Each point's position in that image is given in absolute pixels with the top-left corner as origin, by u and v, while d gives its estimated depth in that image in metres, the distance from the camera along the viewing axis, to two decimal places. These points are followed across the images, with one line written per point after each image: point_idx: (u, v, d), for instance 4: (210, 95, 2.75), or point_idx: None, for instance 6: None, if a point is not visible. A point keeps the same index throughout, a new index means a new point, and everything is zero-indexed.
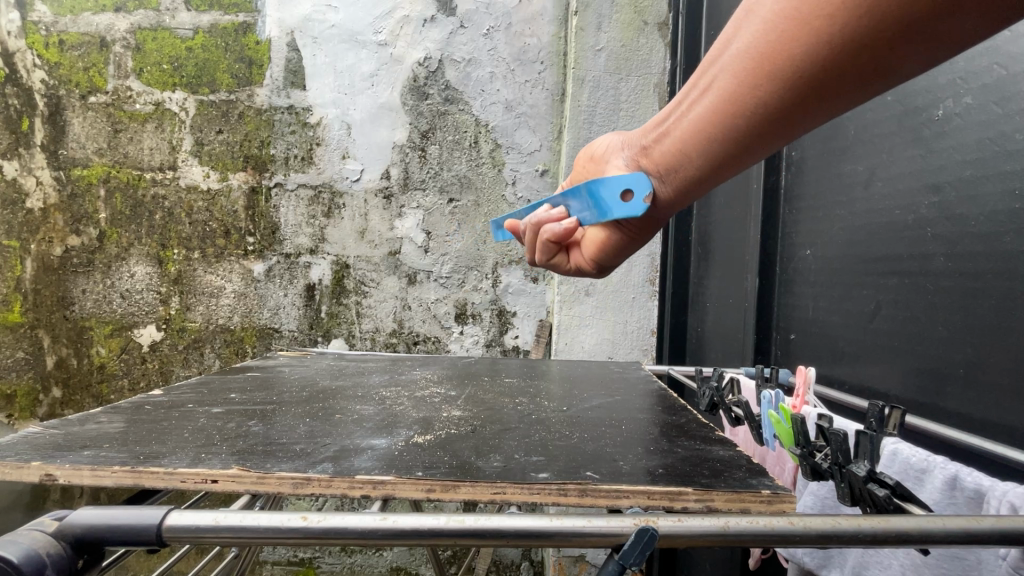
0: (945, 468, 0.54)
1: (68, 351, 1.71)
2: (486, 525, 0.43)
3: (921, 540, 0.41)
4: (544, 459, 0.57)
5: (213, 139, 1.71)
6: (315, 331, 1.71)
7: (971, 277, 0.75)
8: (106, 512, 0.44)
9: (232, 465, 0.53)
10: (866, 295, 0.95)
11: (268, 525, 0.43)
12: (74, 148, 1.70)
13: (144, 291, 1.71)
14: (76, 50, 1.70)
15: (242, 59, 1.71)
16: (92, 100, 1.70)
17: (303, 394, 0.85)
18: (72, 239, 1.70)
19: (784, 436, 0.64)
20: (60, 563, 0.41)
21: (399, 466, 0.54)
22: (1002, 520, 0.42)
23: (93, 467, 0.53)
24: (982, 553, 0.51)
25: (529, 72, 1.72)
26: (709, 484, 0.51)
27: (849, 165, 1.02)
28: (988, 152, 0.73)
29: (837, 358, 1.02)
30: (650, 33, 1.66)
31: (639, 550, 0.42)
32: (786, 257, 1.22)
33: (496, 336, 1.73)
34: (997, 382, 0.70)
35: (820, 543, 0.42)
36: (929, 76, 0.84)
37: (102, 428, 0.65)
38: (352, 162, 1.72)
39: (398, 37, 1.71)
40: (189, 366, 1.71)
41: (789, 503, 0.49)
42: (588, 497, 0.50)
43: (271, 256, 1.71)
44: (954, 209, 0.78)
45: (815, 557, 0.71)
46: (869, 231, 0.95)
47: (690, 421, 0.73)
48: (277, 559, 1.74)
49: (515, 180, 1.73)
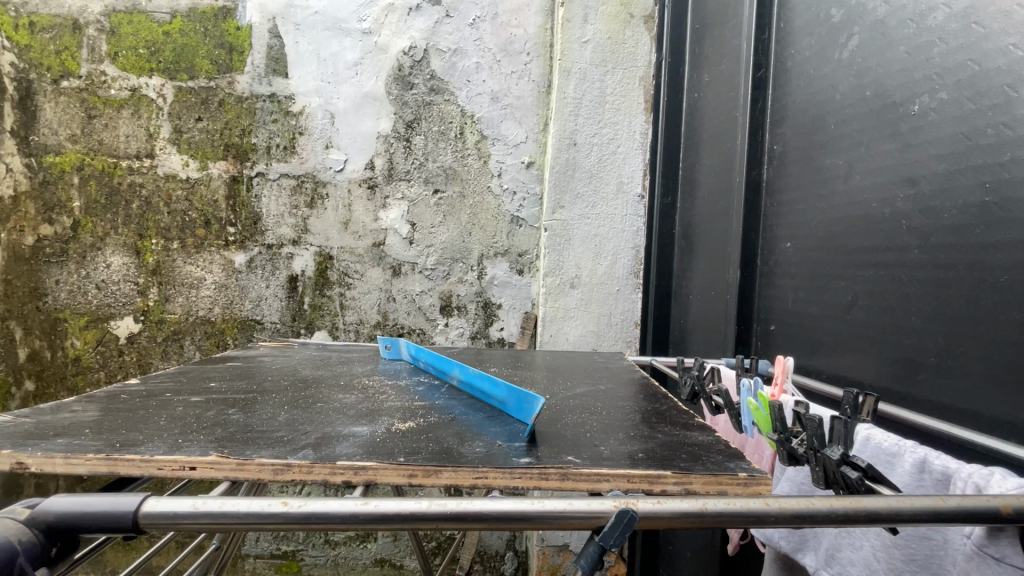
0: (915, 452, 0.56)
1: (41, 343, 1.67)
2: (468, 509, 0.43)
3: (890, 519, 0.42)
4: (527, 445, 0.58)
5: (192, 127, 1.68)
6: (298, 323, 1.69)
7: (942, 269, 0.77)
8: (80, 500, 0.43)
9: (210, 452, 0.53)
10: (844, 287, 0.97)
11: (248, 511, 0.43)
12: (46, 134, 1.65)
13: (120, 282, 1.67)
14: (47, 32, 1.65)
15: (222, 45, 1.67)
16: (64, 84, 1.65)
17: (285, 383, 0.85)
18: (45, 228, 1.65)
19: (762, 423, 0.65)
20: (32, 551, 0.41)
21: (381, 452, 0.54)
22: (968, 500, 0.43)
23: (66, 455, 0.52)
24: (948, 532, 0.52)
25: (515, 63, 1.71)
26: (688, 467, 0.52)
27: (828, 159, 1.04)
28: (961, 147, 0.75)
29: (815, 349, 1.04)
30: (636, 26, 1.66)
31: (619, 531, 0.43)
32: (768, 250, 1.24)
33: (481, 328, 1.73)
34: (966, 370, 0.72)
35: (795, 523, 0.44)
36: (906, 72, 0.85)
37: (76, 417, 0.64)
38: (336, 152, 1.70)
39: (383, 26, 1.69)
40: (168, 358, 1.68)
41: (766, 485, 0.50)
42: (569, 481, 0.51)
43: (253, 247, 1.69)
44: (928, 202, 0.80)
45: (790, 541, 0.72)
46: (847, 224, 0.97)
47: (671, 408, 0.74)
48: (259, 553, 1.72)
49: (501, 171, 1.72)
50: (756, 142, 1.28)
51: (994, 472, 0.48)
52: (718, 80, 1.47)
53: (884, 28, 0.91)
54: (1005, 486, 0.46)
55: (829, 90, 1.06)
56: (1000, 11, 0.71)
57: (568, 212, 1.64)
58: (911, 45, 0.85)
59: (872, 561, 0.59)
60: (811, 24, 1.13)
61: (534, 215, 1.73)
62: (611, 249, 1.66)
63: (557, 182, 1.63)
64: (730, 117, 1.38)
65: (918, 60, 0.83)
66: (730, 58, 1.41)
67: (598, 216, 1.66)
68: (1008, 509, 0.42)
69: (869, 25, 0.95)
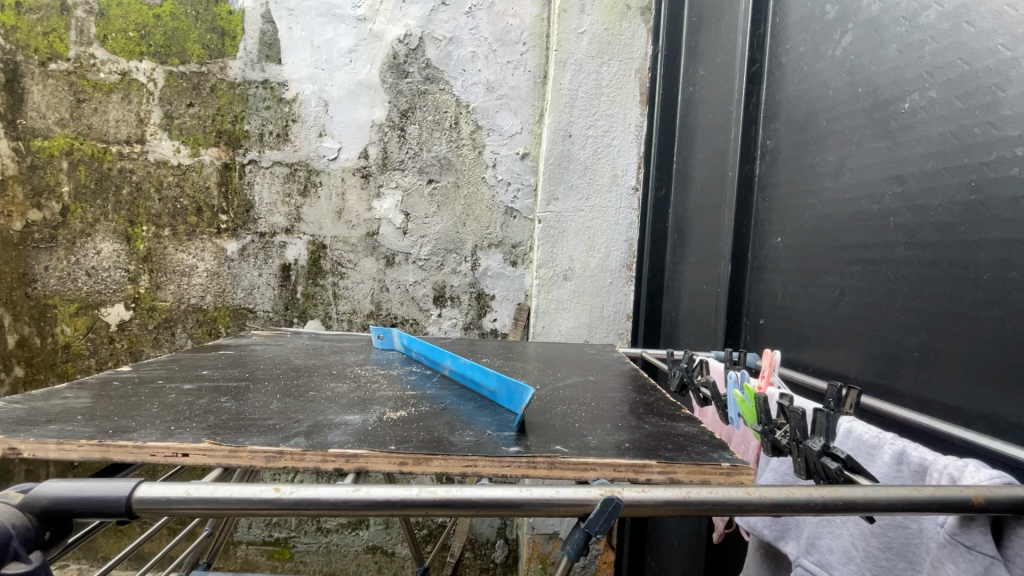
0: (894, 444, 0.57)
1: (31, 330, 1.65)
2: (457, 495, 0.44)
3: (865, 507, 0.44)
4: (516, 434, 0.59)
5: (183, 113, 1.66)
6: (290, 312, 1.69)
7: (928, 266, 0.78)
8: (72, 485, 0.44)
9: (202, 438, 0.54)
10: (832, 282, 0.98)
11: (241, 497, 0.44)
12: (33, 118, 1.63)
13: (111, 269, 1.66)
14: (34, 12, 1.62)
15: (214, 30, 1.65)
16: (52, 67, 1.63)
17: (278, 371, 0.85)
18: (33, 213, 1.64)
19: (748, 415, 0.66)
20: (25, 535, 0.41)
21: (372, 440, 0.55)
22: (941, 490, 0.44)
23: (59, 441, 0.52)
24: (922, 521, 0.54)
25: (511, 53, 1.70)
26: (672, 457, 0.53)
27: (820, 155, 1.05)
28: (949, 145, 0.76)
29: (803, 343, 1.05)
30: (633, 18, 1.65)
31: (604, 518, 0.44)
32: (758, 245, 1.25)
33: (474, 319, 1.73)
34: (946, 365, 0.74)
35: (775, 511, 0.45)
36: (898, 69, 0.86)
37: (68, 403, 0.64)
38: (329, 140, 1.68)
39: (377, 13, 1.67)
40: (160, 345, 1.68)
41: (747, 475, 0.52)
42: (557, 469, 0.52)
43: (245, 235, 1.68)
44: (915, 200, 0.81)
45: (772, 530, 0.73)
46: (837, 220, 0.98)
47: (659, 399, 0.75)
48: (251, 539, 1.74)
49: (495, 162, 1.72)
50: (750, 137, 1.29)
51: (969, 464, 0.50)
52: (714, 74, 1.47)
53: (878, 25, 0.91)
54: (978, 477, 0.48)
55: (822, 86, 1.06)
56: (991, 11, 0.71)
57: (562, 203, 1.65)
58: (903, 43, 0.85)
59: (850, 549, 0.61)
60: (806, 20, 1.13)
61: (528, 206, 1.73)
62: (604, 242, 1.67)
63: (551, 174, 1.63)
64: (725, 112, 1.39)
65: (910, 58, 0.84)
66: (726, 52, 1.41)
67: (593, 208, 1.66)
68: (980, 499, 0.43)
69: (864, 22, 0.95)
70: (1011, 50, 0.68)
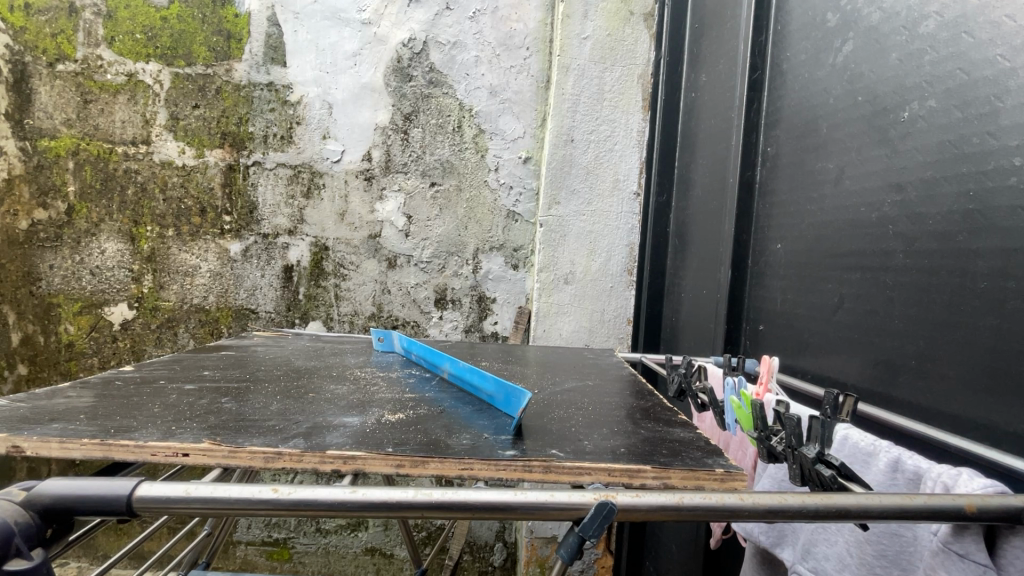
0: (890, 452, 0.57)
1: (35, 328, 1.67)
2: (453, 498, 0.45)
3: (857, 514, 0.44)
4: (513, 437, 0.59)
5: (189, 114, 1.67)
6: (292, 313, 1.70)
7: (926, 274, 0.78)
8: (73, 483, 0.45)
9: (202, 438, 0.54)
10: (831, 288, 0.98)
11: (239, 497, 0.44)
12: (41, 118, 1.65)
13: (115, 268, 1.67)
14: (43, 14, 1.63)
15: (220, 33, 1.67)
16: (60, 68, 1.64)
17: (278, 373, 0.86)
18: (39, 212, 1.65)
19: (745, 421, 0.66)
20: (28, 531, 0.42)
21: (370, 442, 0.56)
22: (935, 499, 0.45)
23: (62, 439, 0.53)
24: (917, 529, 0.54)
25: (514, 58, 1.71)
26: (667, 463, 0.54)
27: (820, 162, 1.05)
28: (948, 154, 0.76)
29: (802, 350, 1.05)
30: (636, 24, 1.66)
31: (598, 522, 0.45)
32: (758, 250, 1.25)
33: (475, 321, 1.74)
34: (944, 374, 0.74)
35: (768, 517, 0.45)
36: (898, 78, 0.86)
37: (71, 402, 0.65)
38: (333, 142, 1.70)
39: (382, 17, 1.69)
40: (162, 344, 1.69)
41: (741, 481, 0.52)
42: (552, 473, 0.52)
43: (248, 236, 1.69)
44: (915, 208, 0.81)
45: (769, 536, 0.73)
46: (836, 228, 0.98)
47: (657, 405, 0.76)
48: (251, 539, 1.74)
49: (498, 166, 1.72)
50: (750, 144, 1.29)
51: (962, 472, 0.50)
52: (715, 80, 1.47)
53: (879, 34, 0.92)
54: (971, 486, 0.48)
55: (822, 94, 1.07)
56: (990, 21, 0.71)
57: (564, 207, 1.65)
58: (903, 52, 0.86)
59: (845, 555, 0.61)
60: (806, 28, 1.14)
61: (530, 210, 1.74)
62: (605, 246, 1.68)
63: (554, 178, 1.64)
64: (726, 118, 1.39)
65: (910, 67, 0.84)
66: (727, 59, 1.41)
67: (594, 212, 1.67)
68: (972, 508, 0.44)
69: (864, 31, 0.96)
70: (1009, 60, 0.68)
